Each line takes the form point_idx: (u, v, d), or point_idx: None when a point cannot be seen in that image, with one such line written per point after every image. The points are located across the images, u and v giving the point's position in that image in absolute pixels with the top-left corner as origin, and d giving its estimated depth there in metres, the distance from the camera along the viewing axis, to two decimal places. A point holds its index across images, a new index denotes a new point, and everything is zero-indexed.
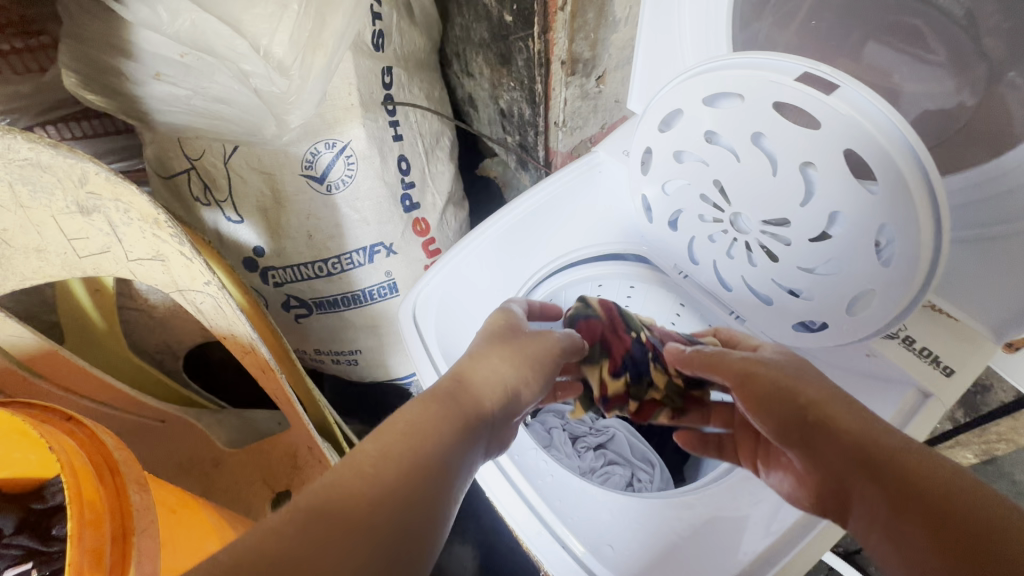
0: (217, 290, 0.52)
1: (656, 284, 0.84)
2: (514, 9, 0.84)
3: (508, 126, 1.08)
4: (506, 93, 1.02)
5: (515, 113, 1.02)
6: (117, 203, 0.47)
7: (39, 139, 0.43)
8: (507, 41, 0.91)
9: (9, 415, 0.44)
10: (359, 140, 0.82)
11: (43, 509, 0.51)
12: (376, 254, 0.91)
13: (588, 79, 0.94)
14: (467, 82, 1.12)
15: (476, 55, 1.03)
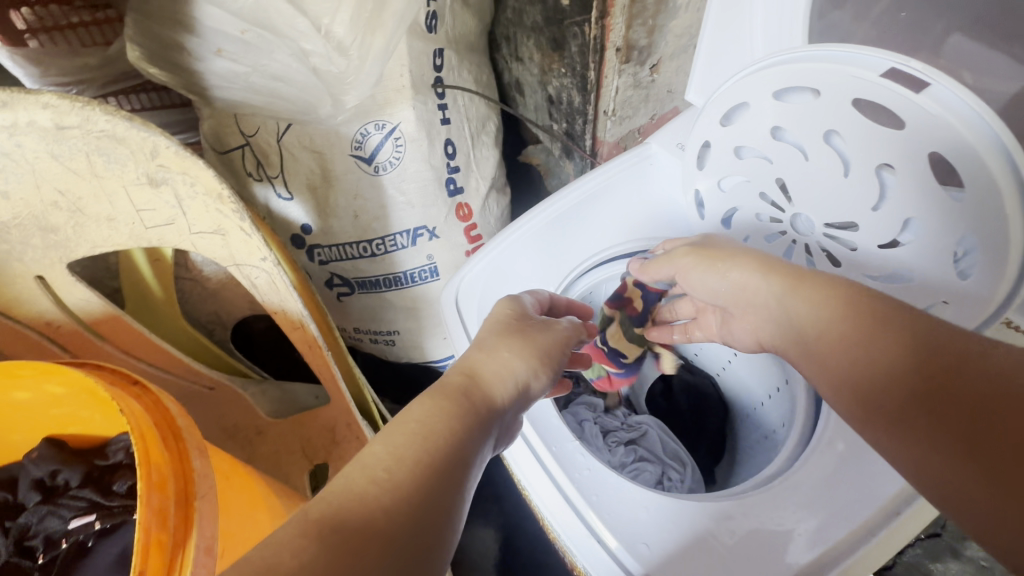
0: (274, 265, 0.54)
1: None
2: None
3: (555, 113, 1.06)
4: (556, 79, 1.00)
5: (564, 100, 1.00)
6: (185, 177, 0.48)
7: (116, 112, 0.45)
8: (561, 26, 0.89)
9: (80, 376, 0.45)
10: (409, 122, 0.82)
11: (105, 465, 0.53)
12: (419, 237, 0.92)
13: (642, 67, 0.91)
14: (516, 66, 1.10)
15: (527, 39, 1.01)
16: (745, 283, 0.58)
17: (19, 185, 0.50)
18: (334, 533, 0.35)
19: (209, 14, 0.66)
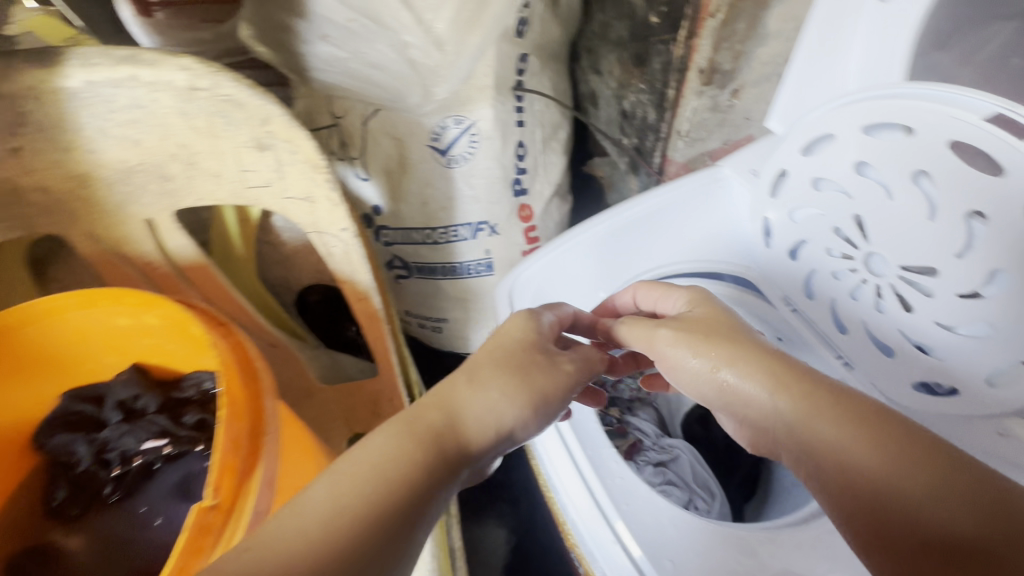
0: (352, 236, 0.58)
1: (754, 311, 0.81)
2: (662, 11, 0.82)
3: (627, 128, 1.07)
4: (634, 95, 1.01)
5: (638, 116, 1.00)
6: (288, 145, 0.52)
7: (244, 80, 0.48)
8: (646, 43, 0.91)
9: (176, 308, 0.49)
10: (486, 120, 0.85)
11: (179, 398, 0.58)
12: (480, 232, 0.95)
13: (721, 91, 0.90)
14: (593, 78, 1.12)
15: (609, 53, 1.03)
16: (746, 391, 0.51)
17: (146, 136, 0.51)
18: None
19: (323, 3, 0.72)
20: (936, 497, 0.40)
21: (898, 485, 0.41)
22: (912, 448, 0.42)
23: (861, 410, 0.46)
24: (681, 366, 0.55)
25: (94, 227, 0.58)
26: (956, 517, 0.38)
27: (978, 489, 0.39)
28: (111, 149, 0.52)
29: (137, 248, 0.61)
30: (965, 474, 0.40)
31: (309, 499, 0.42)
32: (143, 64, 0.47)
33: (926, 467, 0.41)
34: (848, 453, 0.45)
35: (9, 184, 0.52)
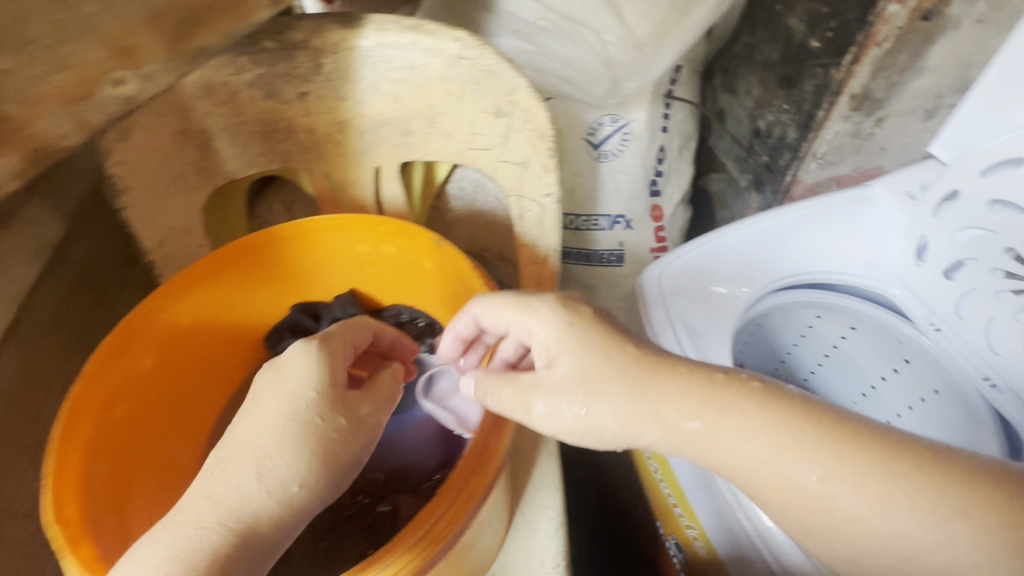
0: (552, 202, 0.65)
1: (883, 332, 0.84)
2: (826, 34, 0.86)
3: (759, 146, 1.10)
4: (772, 114, 1.04)
5: (776, 134, 1.04)
6: (524, 113, 0.60)
7: (503, 56, 0.57)
8: (800, 66, 0.94)
9: (420, 232, 0.56)
10: (640, 121, 0.92)
11: (380, 324, 0.66)
12: (617, 225, 1.00)
13: (865, 119, 0.93)
14: (727, 97, 1.16)
15: (751, 75, 1.08)
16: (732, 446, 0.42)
17: (408, 94, 0.60)
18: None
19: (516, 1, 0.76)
20: (848, 502, 0.39)
21: (835, 500, 0.40)
22: (848, 457, 0.40)
23: (793, 425, 0.41)
24: (548, 425, 0.46)
25: (333, 170, 0.67)
26: (866, 516, 0.39)
27: (890, 489, 0.39)
28: (374, 103, 0.61)
29: (358, 193, 0.70)
30: (878, 459, 0.39)
31: (171, 529, 0.37)
32: (426, 33, 0.56)
33: (817, 478, 0.40)
34: (779, 480, 0.41)
35: (287, 123, 0.62)
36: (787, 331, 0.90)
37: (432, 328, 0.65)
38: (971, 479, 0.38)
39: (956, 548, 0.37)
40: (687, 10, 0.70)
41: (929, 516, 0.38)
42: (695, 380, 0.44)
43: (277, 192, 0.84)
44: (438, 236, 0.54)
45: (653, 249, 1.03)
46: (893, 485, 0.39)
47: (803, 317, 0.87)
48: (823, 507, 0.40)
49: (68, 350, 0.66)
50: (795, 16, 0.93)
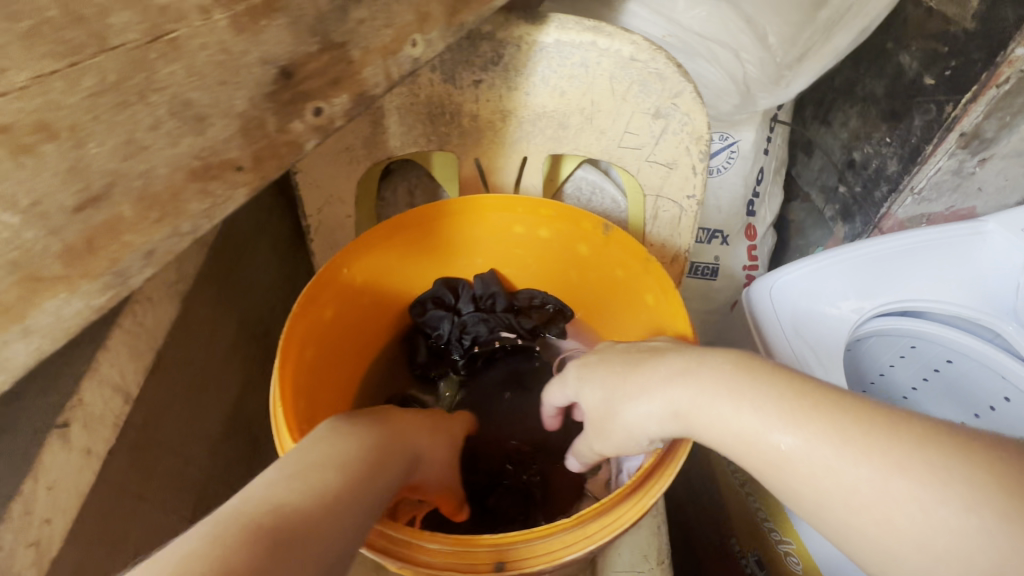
0: (694, 204, 0.68)
1: (986, 384, 0.69)
2: (944, 71, 0.72)
3: (850, 176, 0.91)
4: (870, 147, 0.86)
5: (872, 169, 0.86)
6: (684, 116, 0.63)
7: (674, 62, 0.61)
8: (909, 103, 0.78)
9: (582, 214, 0.57)
10: (748, 141, 0.91)
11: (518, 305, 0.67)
12: (714, 239, 1.00)
13: (970, 158, 0.77)
14: (819, 127, 0.98)
15: (851, 107, 0.90)
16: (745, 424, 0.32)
17: (574, 90, 0.63)
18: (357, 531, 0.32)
19: (638, 16, 0.73)
20: (815, 469, 0.29)
21: (793, 464, 0.30)
22: (839, 422, 0.29)
23: (769, 385, 0.33)
24: (627, 445, 0.41)
25: (482, 156, 0.69)
26: (872, 501, 0.27)
27: (912, 464, 0.26)
28: (540, 96, 0.64)
29: (499, 180, 0.71)
30: (905, 436, 0.28)
31: (340, 440, 0.36)
32: (604, 34, 0.60)
33: (858, 463, 0.28)
34: (737, 443, 0.32)
35: (455, 107, 0.65)
36: (875, 365, 0.72)
37: (564, 312, 0.67)
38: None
39: (989, 544, 0.24)
40: (827, 35, 0.73)
41: (981, 517, 0.24)
42: (691, 359, 0.37)
43: (402, 172, 0.83)
44: (607, 224, 0.55)
45: (744, 268, 1.03)
46: (872, 453, 0.28)
47: (892, 349, 0.71)
48: (806, 482, 0.29)
49: (217, 301, 0.68)
50: (909, 51, 0.78)
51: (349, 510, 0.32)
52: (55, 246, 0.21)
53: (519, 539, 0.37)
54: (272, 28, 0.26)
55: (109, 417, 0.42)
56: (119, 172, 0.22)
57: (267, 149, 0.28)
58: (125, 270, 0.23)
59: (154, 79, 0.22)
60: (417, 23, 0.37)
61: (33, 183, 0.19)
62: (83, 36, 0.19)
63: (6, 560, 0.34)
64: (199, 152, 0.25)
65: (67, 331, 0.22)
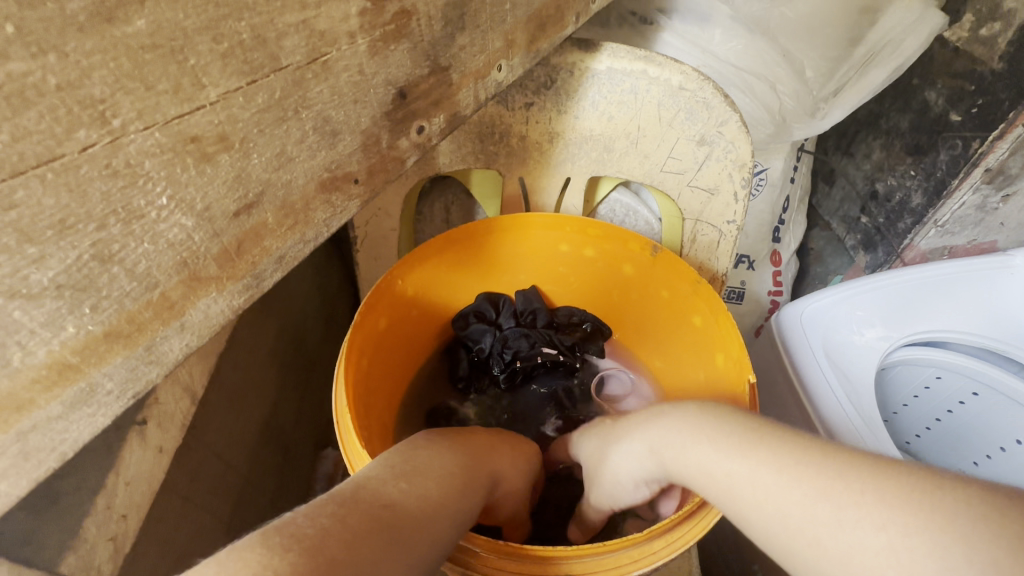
0: (733, 229, 0.69)
1: (1015, 413, 0.67)
2: (969, 110, 0.73)
3: (874, 207, 0.90)
4: (896, 179, 0.85)
5: (897, 201, 0.85)
6: (728, 144, 0.65)
7: (721, 94, 0.63)
8: (936, 136, 0.78)
9: (634, 233, 0.58)
10: (777, 170, 0.87)
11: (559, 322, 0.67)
12: (739, 264, 0.96)
13: (994, 194, 0.76)
14: (840, 159, 0.97)
15: (874, 140, 0.89)
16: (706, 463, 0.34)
17: (622, 116, 0.65)
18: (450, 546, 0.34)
19: (669, 45, 0.74)
20: (760, 497, 0.31)
21: (740, 492, 0.32)
22: (785, 455, 0.31)
23: (729, 423, 0.35)
24: (620, 496, 0.42)
25: (527, 175, 0.70)
26: (809, 526, 0.28)
27: (847, 492, 0.28)
28: (589, 119, 0.66)
29: (541, 201, 0.72)
30: (844, 469, 0.29)
31: (443, 455, 0.38)
32: (655, 63, 0.62)
33: (801, 488, 0.29)
34: (694, 474, 0.35)
35: (506, 128, 0.67)
36: (903, 390, 0.72)
37: (602, 330, 0.67)
38: (981, 489, 0.24)
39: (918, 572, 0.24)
40: (862, 71, 0.74)
41: (910, 544, 0.24)
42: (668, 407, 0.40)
43: (441, 190, 0.80)
44: (656, 245, 0.56)
45: (769, 292, 0.98)
46: (812, 481, 0.29)
47: (916, 381, 0.71)
48: (756, 511, 0.31)
49: (261, 308, 0.68)
50: (935, 88, 0.78)
51: (448, 524, 0.33)
52: (215, 248, 0.22)
53: (588, 552, 0.37)
54: (397, 52, 0.28)
55: (178, 416, 0.43)
56: (269, 181, 0.23)
57: (378, 164, 0.30)
58: (262, 273, 0.25)
59: (307, 98, 0.23)
60: (504, 50, 0.38)
61: (210, 189, 0.21)
62: (263, 57, 0.21)
63: (86, 554, 0.34)
64: (328, 165, 0.26)
65: (211, 329, 0.23)
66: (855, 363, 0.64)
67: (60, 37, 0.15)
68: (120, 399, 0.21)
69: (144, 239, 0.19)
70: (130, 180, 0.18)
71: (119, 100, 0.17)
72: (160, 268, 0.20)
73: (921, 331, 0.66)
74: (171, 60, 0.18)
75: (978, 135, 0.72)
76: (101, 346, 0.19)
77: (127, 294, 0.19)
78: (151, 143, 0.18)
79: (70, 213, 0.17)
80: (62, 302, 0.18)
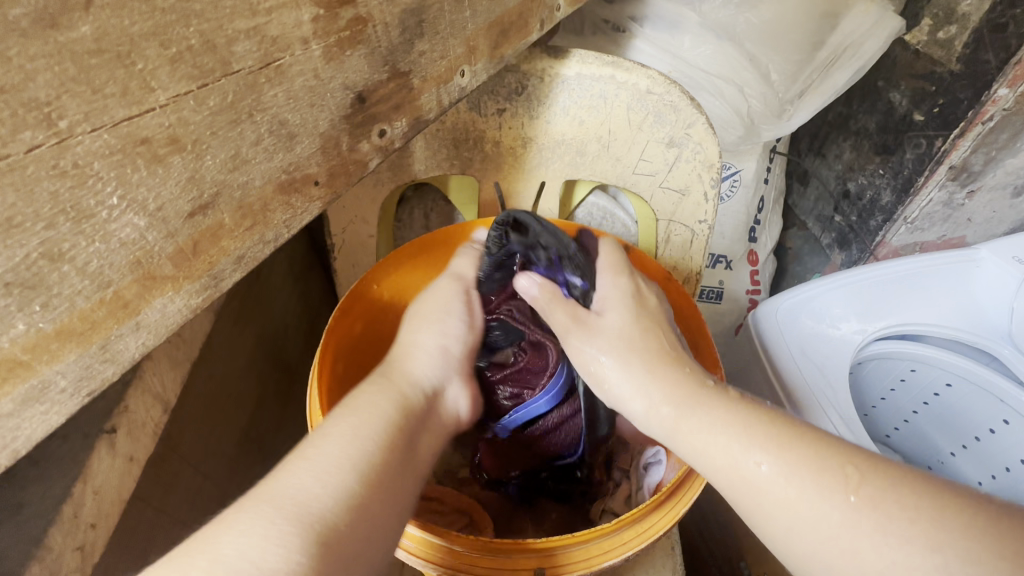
0: (705, 228, 0.71)
1: (985, 401, 0.69)
2: (932, 109, 0.75)
3: (846, 206, 0.92)
4: (866, 177, 0.87)
5: (868, 199, 0.87)
6: (697, 145, 0.66)
7: (689, 98, 0.65)
8: (901, 135, 0.80)
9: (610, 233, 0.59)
10: (750, 171, 0.89)
11: None
12: (718, 264, 0.98)
13: (959, 190, 0.78)
14: (813, 160, 0.99)
15: (844, 140, 0.91)
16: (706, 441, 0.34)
17: (593, 120, 0.67)
18: (402, 472, 0.33)
19: (640, 50, 0.76)
20: (790, 496, 0.31)
21: (773, 491, 0.31)
22: (824, 461, 0.31)
23: (762, 416, 0.34)
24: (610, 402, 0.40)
25: (503, 180, 0.71)
26: (844, 535, 0.29)
27: (894, 509, 0.28)
28: (561, 124, 0.67)
29: (517, 206, 0.73)
30: (895, 483, 0.29)
31: (361, 392, 0.36)
32: (623, 68, 0.64)
33: (845, 496, 0.29)
34: (715, 459, 0.33)
35: (480, 134, 0.68)
36: (877, 382, 0.73)
37: None
38: (1007, 519, 0.27)
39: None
40: (826, 72, 0.76)
41: (948, 567, 0.26)
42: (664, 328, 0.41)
43: (419, 198, 0.81)
44: (629, 245, 0.58)
45: (748, 291, 1.00)
46: (851, 479, 0.30)
47: (892, 374, 0.72)
48: (781, 505, 0.31)
49: (239, 317, 0.68)
50: (899, 90, 0.80)
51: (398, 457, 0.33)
52: (169, 248, 0.22)
53: (561, 544, 0.37)
54: (354, 58, 0.29)
55: (150, 424, 0.43)
56: (225, 182, 0.24)
57: (338, 166, 0.31)
58: (220, 273, 0.25)
59: (261, 101, 0.24)
60: (467, 55, 0.40)
61: (162, 190, 0.21)
62: (213, 61, 0.21)
63: (52, 563, 0.34)
64: (287, 167, 0.27)
65: (169, 328, 0.24)
66: (830, 357, 0.65)
67: (4, 42, 0.16)
68: (74, 397, 0.21)
69: (95, 239, 0.20)
70: (78, 180, 0.18)
71: (66, 102, 0.17)
72: (112, 267, 0.20)
73: (892, 326, 0.68)
74: (118, 65, 0.18)
75: (940, 134, 0.74)
76: (53, 344, 0.20)
77: (79, 292, 0.20)
78: (100, 145, 0.19)
79: (17, 212, 0.17)
80: (11, 299, 0.18)
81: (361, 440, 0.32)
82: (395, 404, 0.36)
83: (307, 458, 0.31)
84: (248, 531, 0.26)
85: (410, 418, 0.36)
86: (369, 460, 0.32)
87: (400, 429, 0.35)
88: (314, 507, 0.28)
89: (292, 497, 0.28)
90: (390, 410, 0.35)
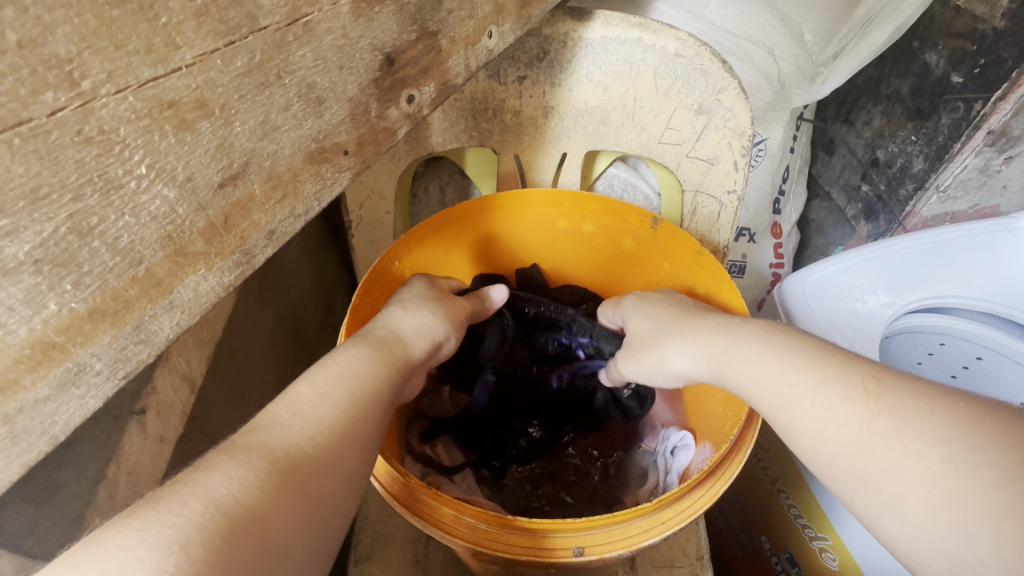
0: (734, 200, 0.67)
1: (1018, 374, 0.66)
2: (972, 70, 0.70)
3: (874, 175, 0.88)
4: (896, 145, 0.83)
5: (898, 166, 0.83)
6: (727, 112, 0.63)
7: (719, 61, 0.61)
8: (936, 98, 0.76)
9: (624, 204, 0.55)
10: (776, 139, 0.85)
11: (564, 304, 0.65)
12: (739, 238, 0.94)
13: (997, 156, 0.74)
14: (840, 127, 0.95)
15: (874, 106, 0.87)
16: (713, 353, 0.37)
17: (617, 86, 0.64)
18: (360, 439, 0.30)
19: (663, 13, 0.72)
20: (813, 408, 0.28)
21: (801, 404, 0.29)
22: (843, 375, 0.28)
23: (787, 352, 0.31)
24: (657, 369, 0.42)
25: (522, 152, 0.68)
26: (855, 447, 0.26)
27: (915, 412, 0.25)
28: (583, 92, 0.64)
29: (537, 179, 0.70)
30: (915, 391, 0.26)
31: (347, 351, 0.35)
32: (650, 30, 0.60)
33: (865, 403, 0.26)
34: (751, 386, 0.32)
35: (499, 103, 0.65)
36: (903, 356, 0.70)
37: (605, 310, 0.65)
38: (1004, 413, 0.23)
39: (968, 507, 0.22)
40: (863, 33, 0.71)
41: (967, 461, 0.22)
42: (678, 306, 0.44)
43: (436, 171, 0.79)
44: (656, 217, 0.55)
45: (771, 265, 0.97)
46: (844, 389, 0.27)
47: (919, 347, 0.70)
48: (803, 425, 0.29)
49: (257, 297, 0.67)
50: (936, 49, 0.75)
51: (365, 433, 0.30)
52: (200, 222, 0.22)
53: (599, 524, 0.36)
54: (382, 15, 0.27)
55: (179, 406, 0.42)
56: (255, 150, 0.23)
57: (367, 134, 0.29)
58: (251, 249, 0.24)
59: (290, 62, 0.22)
60: (494, 15, 0.37)
61: (191, 159, 0.20)
62: (239, 16, 0.20)
63: None
64: (316, 135, 0.25)
65: (201, 306, 0.23)
66: (859, 329, 0.62)
67: None
68: (110, 379, 0.21)
69: (125, 212, 0.19)
70: (105, 148, 0.18)
71: (88, 59, 0.17)
72: (143, 242, 0.20)
73: (923, 298, 0.65)
74: (140, 18, 0.17)
75: (980, 96, 0.70)
76: (86, 326, 0.20)
77: (110, 269, 0.19)
78: (125, 108, 0.18)
79: (43, 182, 0.17)
80: (41, 278, 0.18)
81: (339, 392, 0.31)
82: (373, 360, 0.35)
83: (250, 450, 0.26)
84: (145, 526, 0.21)
85: (391, 374, 0.35)
86: (313, 456, 0.27)
87: (378, 387, 0.33)
88: (253, 490, 0.24)
89: (215, 492, 0.23)
90: (369, 370, 0.34)
